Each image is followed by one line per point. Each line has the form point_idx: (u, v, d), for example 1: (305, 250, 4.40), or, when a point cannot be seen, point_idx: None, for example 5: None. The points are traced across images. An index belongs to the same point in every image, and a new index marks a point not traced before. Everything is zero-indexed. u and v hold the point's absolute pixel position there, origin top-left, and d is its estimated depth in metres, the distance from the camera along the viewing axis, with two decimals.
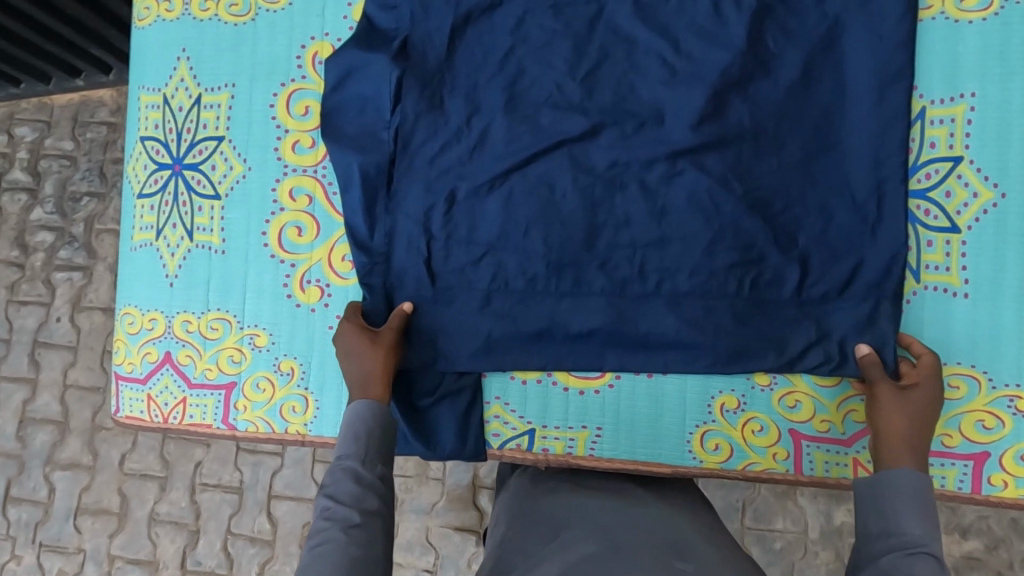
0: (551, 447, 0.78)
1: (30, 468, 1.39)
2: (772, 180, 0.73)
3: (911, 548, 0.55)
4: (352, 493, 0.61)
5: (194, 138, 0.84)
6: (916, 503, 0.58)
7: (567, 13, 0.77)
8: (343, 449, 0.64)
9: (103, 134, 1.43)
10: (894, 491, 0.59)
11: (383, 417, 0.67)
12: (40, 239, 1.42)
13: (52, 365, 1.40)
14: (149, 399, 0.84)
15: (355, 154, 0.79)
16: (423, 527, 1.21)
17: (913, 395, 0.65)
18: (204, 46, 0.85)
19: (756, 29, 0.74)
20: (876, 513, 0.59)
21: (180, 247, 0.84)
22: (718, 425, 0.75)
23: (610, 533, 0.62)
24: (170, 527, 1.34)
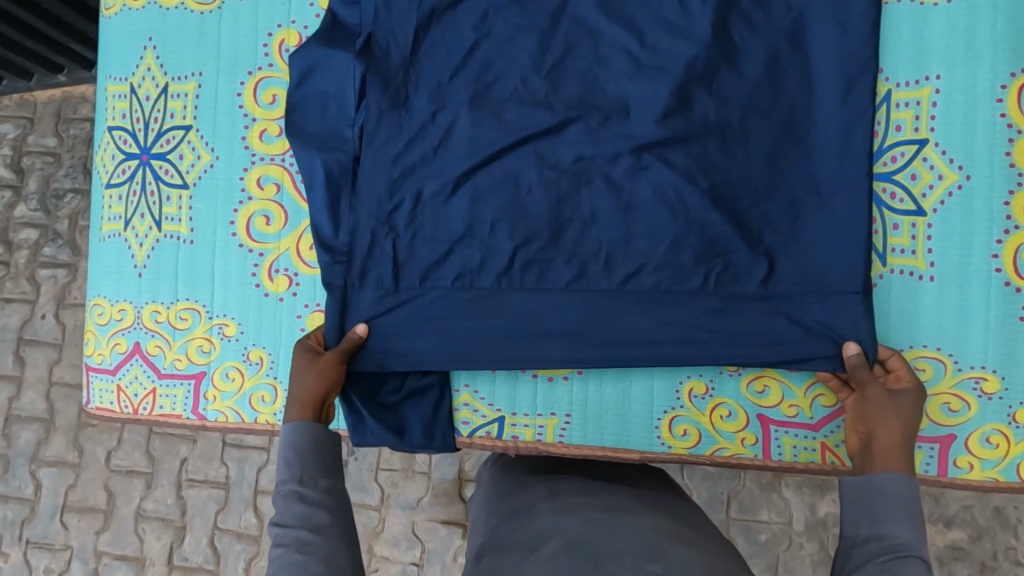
0: (521, 434, 0.78)
1: (16, 466, 1.39)
2: (739, 175, 0.73)
3: (900, 552, 0.53)
4: (299, 513, 0.61)
5: (161, 127, 0.84)
6: (902, 509, 0.56)
7: (533, 7, 0.77)
8: (282, 476, 0.64)
9: (86, 130, 1.42)
10: (893, 499, 0.57)
11: (314, 433, 0.67)
12: (24, 236, 1.42)
13: (37, 363, 1.40)
14: (119, 390, 0.84)
15: (317, 153, 0.78)
16: (410, 522, 1.21)
17: (903, 403, 0.64)
18: (170, 35, 0.84)
19: (720, 23, 0.73)
20: (865, 518, 0.57)
21: (149, 237, 0.84)
22: (686, 410, 0.75)
23: (583, 535, 0.58)
24: (156, 524, 1.33)
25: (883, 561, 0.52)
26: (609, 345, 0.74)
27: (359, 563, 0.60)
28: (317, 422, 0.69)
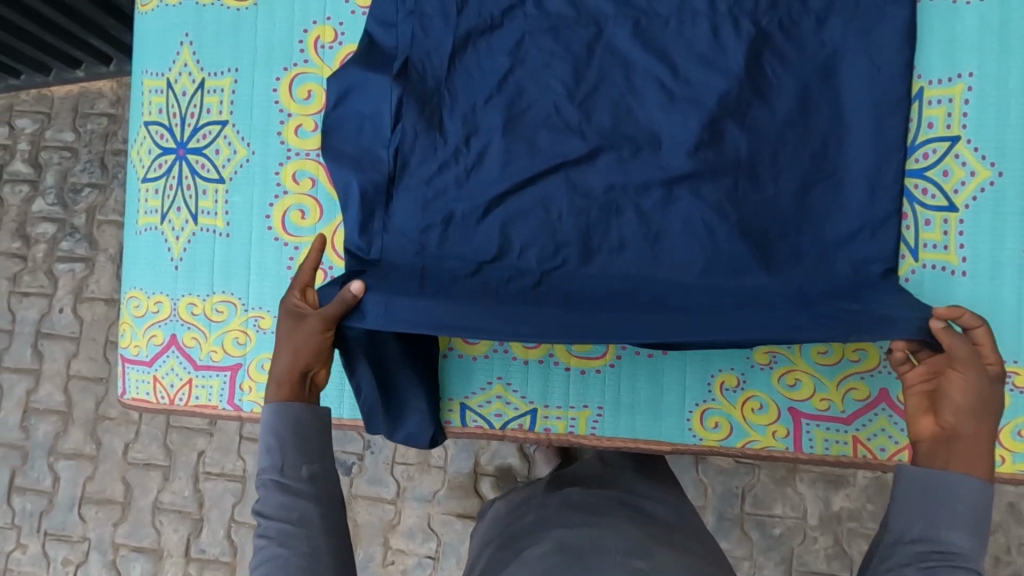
0: (553, 426, 0.79)
1: (34, 458, 1.40)
2: (768, 206, 0.73)
3: (950, 562, 0.53)
4: (281, 504, 0.61)
5: (197, 122, 0.85)
6: (965, 515, 0.54)
7: (567, 35, 0.78)
8: (262, 463, 0.63)
9: (103, 125, 1.43)
10: (955, 503, 0.54)
11: (292, 416, 0.64)
12: (42, 230, 1.43)
13: (55, 356, 1.41)
14: (155, 380, 0.85)
15: (354, 172, 0.77)
16: (425, 515, 1.22)
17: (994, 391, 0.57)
18: (207, 30, 0.85)
19: (753, 55, 0.74)
20: (924, 518, 0.54)
21: (185, 231, 0.85)
22: (718, 403, 0.76)
23: (572, 533, 0.63)
24: (173, 516, 1.35)
25: (926, 566, 0.53)
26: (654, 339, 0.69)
27: (342, 550, 0.62)
28: (298, 402, 0.65)
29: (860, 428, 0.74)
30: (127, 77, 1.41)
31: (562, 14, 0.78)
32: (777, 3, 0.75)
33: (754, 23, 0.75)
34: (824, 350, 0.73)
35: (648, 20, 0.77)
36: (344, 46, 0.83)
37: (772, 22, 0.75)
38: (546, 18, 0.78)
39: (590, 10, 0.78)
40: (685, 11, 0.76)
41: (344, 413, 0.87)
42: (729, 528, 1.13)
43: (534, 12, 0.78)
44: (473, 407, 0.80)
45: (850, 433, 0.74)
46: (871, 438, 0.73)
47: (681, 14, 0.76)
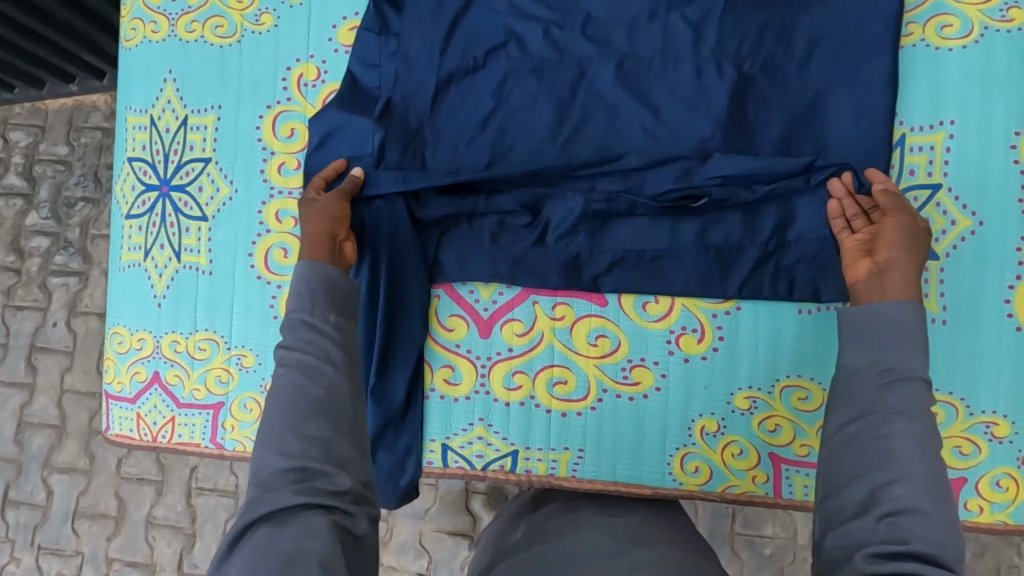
0: (534, 468, 0.79)
1: (28, 471, 1.41)
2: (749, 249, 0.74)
3: (896, 376, 0.54)
4: (306, 340, 0.59)
5: (181, 159, 0.85)
6: (912, 329, 0.57)
7: (550, 76, 0.78)
8: (291, 308, 0.62)
9: (97, 139, 1.43)
10: (895, 326, 0.58)
11: (323, 272, 0.65)
12: (36, 244, 1.43)
13: (49, 369, 1.42)
14: (138, 418, 0.86)
15: None
16: (417, 532, 1.20)
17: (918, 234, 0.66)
18: (190, 68, 0.85)
19: (736, 99, 0.75)
20: (870, 343, 0.58)
21: (168, 268, 0.85)
22: (698, 447, 0.76)
23: (551, 554, 0.59)
24: (166, 530, 1.35)
25: (884, 384, 0.54)
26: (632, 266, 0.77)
27: (359, 399, 0.57)
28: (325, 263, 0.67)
29: None
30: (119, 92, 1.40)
31: (546, 55, 0.78)
32: (760, 47, 0.75)
33: (737, 68, 0.75)
34: (804, 397, 0.74)
35: (631, 63, 0.77)
36: (327, 85, 0.83)
37: (754, 66, 0.75)
38: (529, 60, 0.78)
39: (574, 51, 0.78)
40: (669, 53, 0.76)
41: None
42: (721, 545, 1.12)
43: (517, 54, 0.79)
44: (454, 448, 0.80)
45: None
46: None
47: (665, 56, 0.76)
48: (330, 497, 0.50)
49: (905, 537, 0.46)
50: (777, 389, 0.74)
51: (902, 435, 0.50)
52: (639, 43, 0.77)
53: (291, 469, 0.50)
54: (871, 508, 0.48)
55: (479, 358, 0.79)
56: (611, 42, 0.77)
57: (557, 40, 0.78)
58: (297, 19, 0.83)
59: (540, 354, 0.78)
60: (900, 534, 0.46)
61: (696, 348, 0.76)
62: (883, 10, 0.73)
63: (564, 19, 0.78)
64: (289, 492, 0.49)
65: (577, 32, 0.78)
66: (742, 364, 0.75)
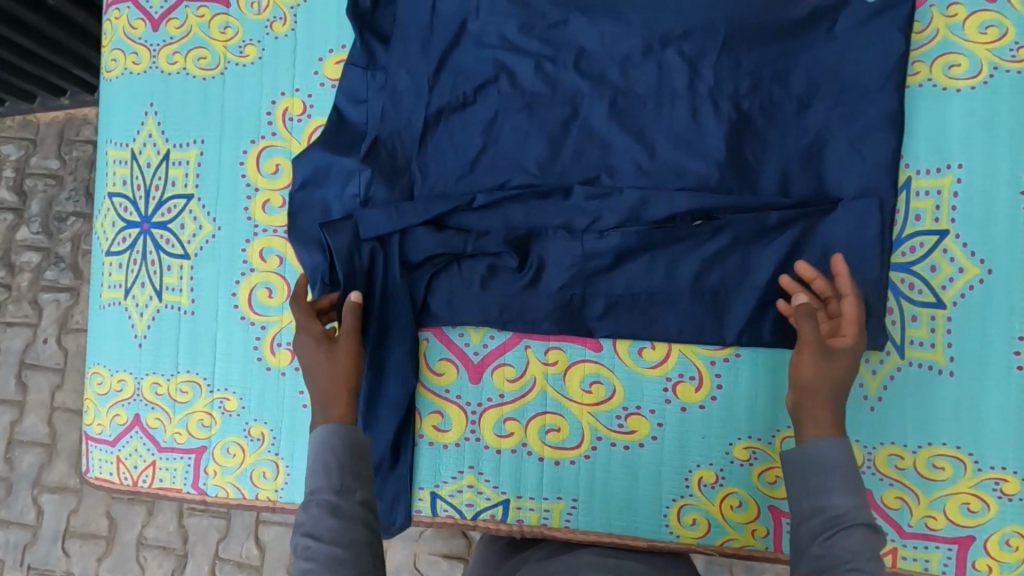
0: (526, 518, 0.76)
1: (18, 490, 1.38)
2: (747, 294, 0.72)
3: (841, 525, 0.52)
4: (331, 528, 0.55)
5: (162, 196, 0.82)
6: (846, 472, 0.55)
7: (541, 113, 0.75)
8: (317, 485, 0.58)
9: (88, 153, 1.41)
10: (825, 469, 0.55)
11: (351, 435, 0.63)
12: (26, 259, 1.41)
13: (40, 387, 1.39)
14: (118, 461, 0.83)
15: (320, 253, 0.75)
16: (411, 554, 1.16)
17: (837, 350, 0.61)
18: (172, 100, 0.82)
19: (734, 138, 0.72)
20: (809, 490, 0.55)
21: (149, 307, 0.82)
22: (696, 499, 0.73)
23: None
24: (157, 551, 1.33)
25: (825, 533, 0.52)
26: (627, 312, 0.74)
27: None
28: (348, 426, 0.64)
29: (909, 547, 0.69)
30: None
31: (538, 91, 0.75)
32: (759, 84, 0.72)
33: (736, 106, 0.72)
34: None
35: (625, 99, 0.74)
36: (312, 119, 0.80)
37: (753, 104, 0.72)
38: (520, 96, 0.76)
39: (566, 86, 0.75)
40: (664, 91, 0.74)
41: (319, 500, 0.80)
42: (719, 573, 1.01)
43: (508, 89, 0.76)
44: (444, 496, 0.77)
45: (892, 543, 0.69)
46: (907, 558, 0.69)
47: (660, 94, 0.74)
48: None
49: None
50: (776, 440, 0.72)
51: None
52: (633, 79, 0.74)
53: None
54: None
55: (469, 405, 0.77)
56: (604, 78, 0.75)
57: (549, 75, 0.75)
58: (282, 51, 0.81)
59: (532, 401, 0.76)
60: None
61: (694, 397, 0.73)
62: (888, 47, 0.70)
63: (556, 53, 0.75)
64: None
65: (570, 67, 0.75)
66: (741, 413, 0.72)
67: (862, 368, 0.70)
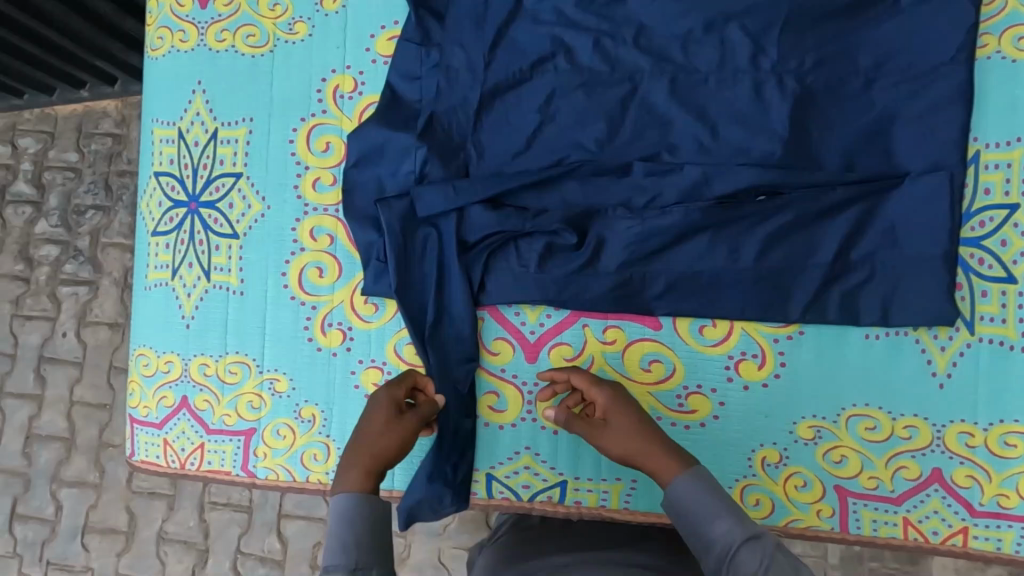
0: (584, 499, 0.75)
1: (36, 486, 1.37)
2: (813, 273, 0.70)
3: (732, 554, 0.53)
4: None
5: (210, 175, 0.81)
6: (703, 499, 0.58)
7: (600, 91, 0.74)
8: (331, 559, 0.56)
9: (108, 145, 1.39)
10: (694, 500, 0.58)
11: (370, 510, 0.61)
12: (45, 253, 1.39)
13: (58, 382, 1.38)
14: (165, 444, 0.82)
15: (376, 231, 0.75)
16: (435, 550, 1.15)
17: (615, 411, 0.67)
18: (221, 78, 0.81)
19: (798, 115, 0.71)
20: (692, 533, 0.57)
21: (197, 287, 0.81)
22: (759, 479, 0.72)
23: None
24: (178, 546, 1.31)
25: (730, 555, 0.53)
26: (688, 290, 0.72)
27: None
28: (372, 500, 0.62)
29: (980, 525, 0.68)
30: (131, 98, 1.37)
31: (596, 68, 0.74)
32: (824, 60, 0.71)
33: (800, 82, 0.71)
34: (872, 427, 0.70)
35: (686, 77, 0.73)
36: (364, 97, 0.79)
37: (818, 81, 0.71)
38: (578, 73, 0.74)
39: (625, 63, 0.74)
40: (726, 69, 0.72)
41: None
42: None
43: (566, 66, 0.75)
44: (500, 478, 0.76)
45: (962, 522, 0.68)
46: (978, 537, 0.68)
47: (722, 72, 0.73)
48: None
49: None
50: (842, 419, 0.70)
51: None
52: (694, 56, 0.73)
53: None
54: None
55: (525, 384, 0.75)
56: (665, 55, 0.74)
57: (608, 52, 0.74)
58: (333, 28, 0.80)
59: None
60: None
61: (757, 375, 0.72)
62: (958, 20, 0.69)
63: (615, 29, 0.74)
64: None
65: (629, 44, 0.74)
66: (805, 393, 0.71)
67: (930, 344, 0.69)
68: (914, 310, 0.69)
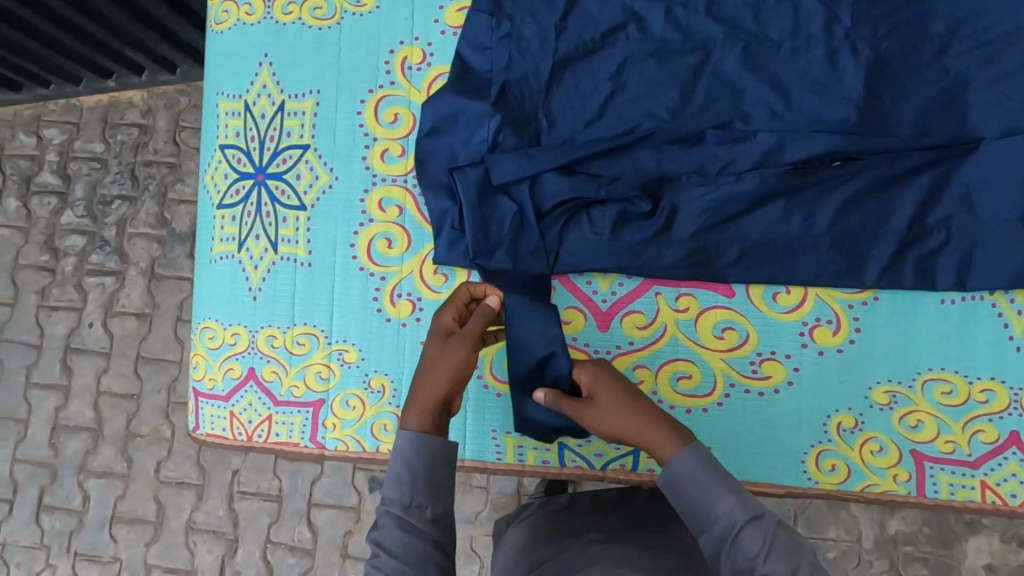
0: (657, 467, 0.75)
1: (63, 476, 1.35)
2: (888, 238, 0.71)
3: (733, 536, 0.53)
4: (401, 541, 0.57)
5: (277, 146, 0.81)
6: (702, 479, 0.56)
7: (672, 60, 0.74)
8: (389, 493, 0.59)
9: (133, 136, 1.38)
10: (693, 479, 0.56)
11: (431, 453, 0.61)
12: (71, 243, 1.39)
13: (85, 372, 1.36)
14: (231, 416, 0.82)
15: (450, 198, 0.76)
16: (467, 536, 1.15)
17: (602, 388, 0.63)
18: (288, 51, 0.82)
19: (872, 82, 0.71)
20: (693, 514, 0.56)
21: (264, 259, 0.81)
22: (834, 444, 0.72)
23: None
24: (208, 536, 1.30)
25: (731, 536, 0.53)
26: (760, 257, 0.73)
27: None
28: (433, 435, 0.62)
29: None
30: (158, 88, 1.36)
31: (668, 38, 0.75)
32: (898, 28, 0.71)
33: (873, 49, 0.71)
34: (948, 391, 0.70)
35: (757, 46, 0.74)
36: (433, 68, 0.79)
37: (892, 48, 0.71)
38: (650, 42, 0.75)
39: (698, 32, 0.74)
40: (799, 38, 0.73)
41: None
42: None
43: (638, 35, 0.75)
44: (572, 447, 0.76)
45: None
46: None
47: (795, 40, 0.73)
48: None
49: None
50: (918, 383, 0.71)
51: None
52: (767, 25, 0.73)
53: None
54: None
55: (597, 353, 0.76)
56: (738, 23, 0.74)
57: (680, 21, 0.75)
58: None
59: (664, 348, 0.75)
60: None
61: (832, 341, 0.72)
62: None
63: None
64: None
65: (702, 13, 0.74)
66: (881, 357, 0.72)
67: (1006, 308, 0.70)
68: (990, 274, 0.69)
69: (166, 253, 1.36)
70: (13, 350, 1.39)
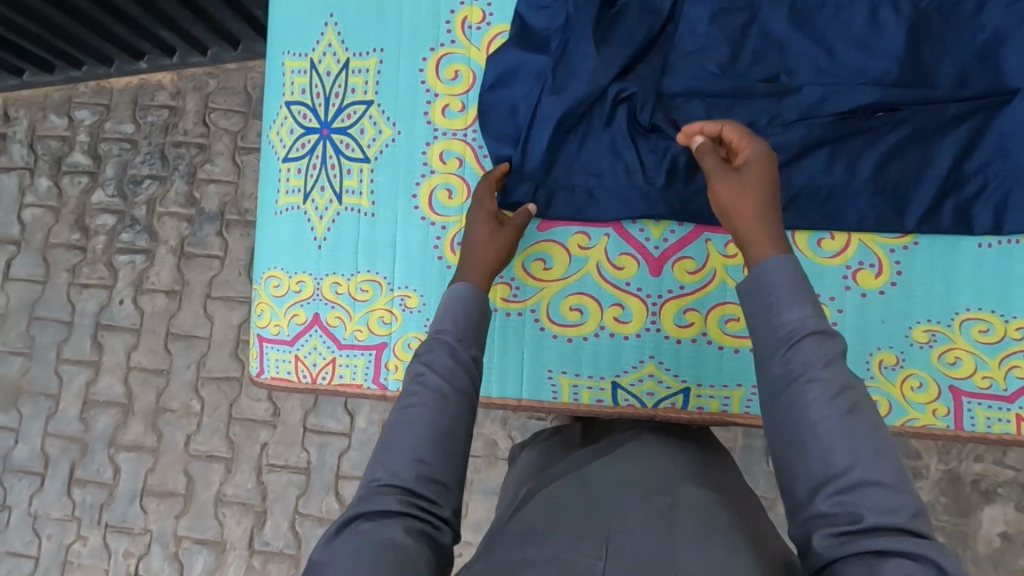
0: (706, 405, 0.79)
1: (94, 450, 1.35)
2: (928, 185, 0.75)
3: (793, 341, 0.49)
4: (446, 366, 0.57)
5: (342, 102, 0.85)
6: (791, 282, 0.51)
7: (722, 17, 0.78)
8: (443, 325, 0.60)
9: (163, 117, 1.40)
10: (779, 280, 0.52)
11: (481, 307, 0.63)
12: (101, 222, 1.40)
13: (115, 348, 1.37)
14: (296, 360, 0.85)
15: (508, 145, 0.80)
16: (493, 507, 1.17)
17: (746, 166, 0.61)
18: (352, 11, 0.86)
19: (914, 38, 0.75)
20: (761, 311, 0.51)
21: (329, 210, 0.85)
22: (876, 381, 0.76)
23: (596, 473, 0.58)
24: (237, 508, 1.29)
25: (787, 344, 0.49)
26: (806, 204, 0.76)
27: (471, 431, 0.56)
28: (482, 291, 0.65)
29: None
30: (189, 70, 1.39)
31: None
32: None
33: (914, 8, 0.75)
34: (985, 329, 0.75)
35: (803, 4, 0.77)
36: (492, 27, 0.83)
37: (931, 6, 0.76)
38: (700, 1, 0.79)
39: None
40: None
41: (505, 394, 0.82)
42: None
43: None
44: (625, 386, 0.80)
45: None
46: None
47: None
48: (423, 510, 0.50)
49: (858, 514, 0.43)
50: (957, 322, 0.75)
51: (833, 427, 0.45)
52: None
53: (398, 484, 0.50)
54: (819, 492, 0.45)
55: (650, 297, 0.80)
56: None
57: None
58: None
59: (713, 292, 0.79)
60: (852, 511, 0.43)
61: (874, 283, 0.77)
62: None
63: None
64: (394, 499, 0.49)
65: None
66: (920, 297, 0.76)
67: None
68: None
69: (196, 231, 1.37)
70: (44, 326, 1.39)
